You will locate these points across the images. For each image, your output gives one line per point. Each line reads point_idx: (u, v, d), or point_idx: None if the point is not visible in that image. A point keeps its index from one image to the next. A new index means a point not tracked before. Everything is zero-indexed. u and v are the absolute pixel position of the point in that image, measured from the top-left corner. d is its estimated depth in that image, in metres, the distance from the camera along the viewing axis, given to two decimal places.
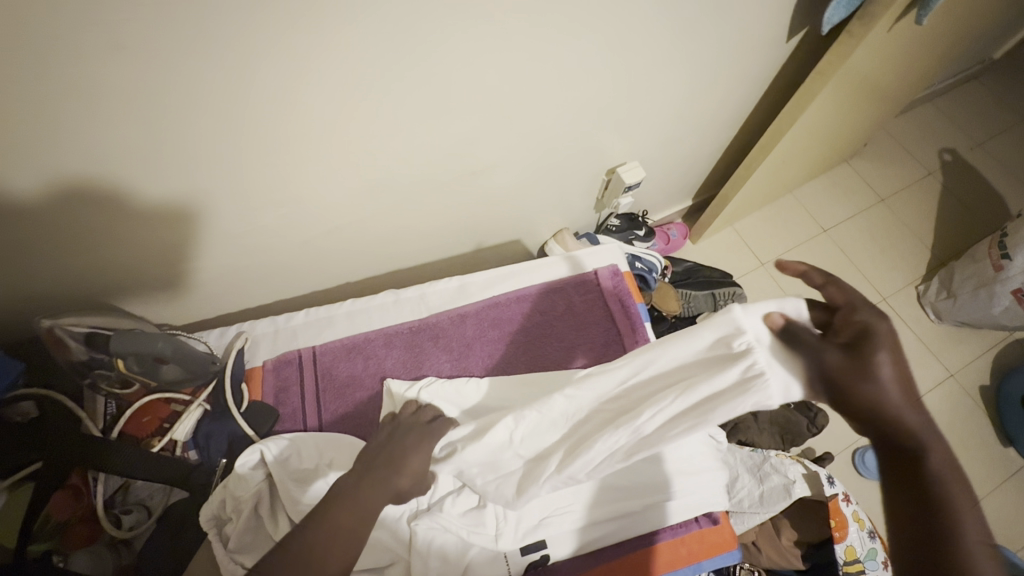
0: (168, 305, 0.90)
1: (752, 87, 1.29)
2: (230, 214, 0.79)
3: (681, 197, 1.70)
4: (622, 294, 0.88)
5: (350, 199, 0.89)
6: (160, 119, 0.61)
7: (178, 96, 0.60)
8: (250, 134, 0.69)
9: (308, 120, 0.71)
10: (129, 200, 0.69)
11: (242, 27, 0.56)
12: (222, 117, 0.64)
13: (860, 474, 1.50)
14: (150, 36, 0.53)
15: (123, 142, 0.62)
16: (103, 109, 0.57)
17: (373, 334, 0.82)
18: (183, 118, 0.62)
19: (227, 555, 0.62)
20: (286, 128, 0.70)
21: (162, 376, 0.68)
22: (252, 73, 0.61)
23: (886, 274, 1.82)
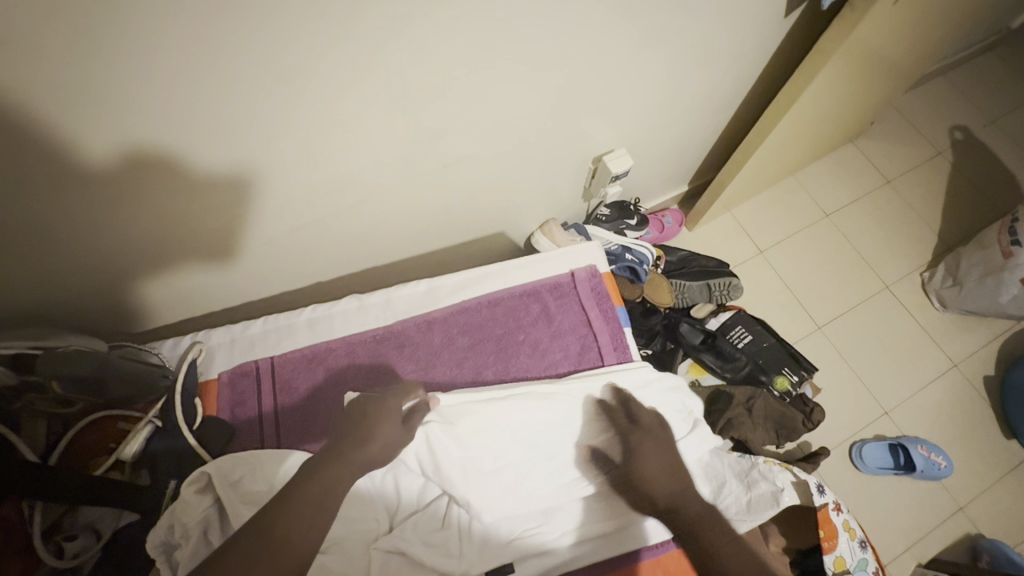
0: (127, 313, 0.86)
1: (748, 66, 1.21)
2: (187, 221, 0.74)
3: (676, 183, 1.63)
4: (599, 298, 0.83)
5: (313, 198, 0.84)
6: (112, 122, 0.57)
7: (109, 104, 0.55)
8: (193, 141, 0.64)
9: (255, 120, 0.65)
10: (95, 205, 0.65)
11: (162, 25, 0.51)
12: (164, 123, 0.60)
13: (857, 468, 1.46)
14: (64, 39, 0.48)
15: (75, 148, 0.58)
16: (53, 115, 0.54)
17: (334, 344, 0.78)
18: (124, 123, 0.58)
19: None
20: (230, 131, 0.65)
21: (107, 395, 0.64)
22: (184, 77, 0.56)
23: (890, 261, 1.75)
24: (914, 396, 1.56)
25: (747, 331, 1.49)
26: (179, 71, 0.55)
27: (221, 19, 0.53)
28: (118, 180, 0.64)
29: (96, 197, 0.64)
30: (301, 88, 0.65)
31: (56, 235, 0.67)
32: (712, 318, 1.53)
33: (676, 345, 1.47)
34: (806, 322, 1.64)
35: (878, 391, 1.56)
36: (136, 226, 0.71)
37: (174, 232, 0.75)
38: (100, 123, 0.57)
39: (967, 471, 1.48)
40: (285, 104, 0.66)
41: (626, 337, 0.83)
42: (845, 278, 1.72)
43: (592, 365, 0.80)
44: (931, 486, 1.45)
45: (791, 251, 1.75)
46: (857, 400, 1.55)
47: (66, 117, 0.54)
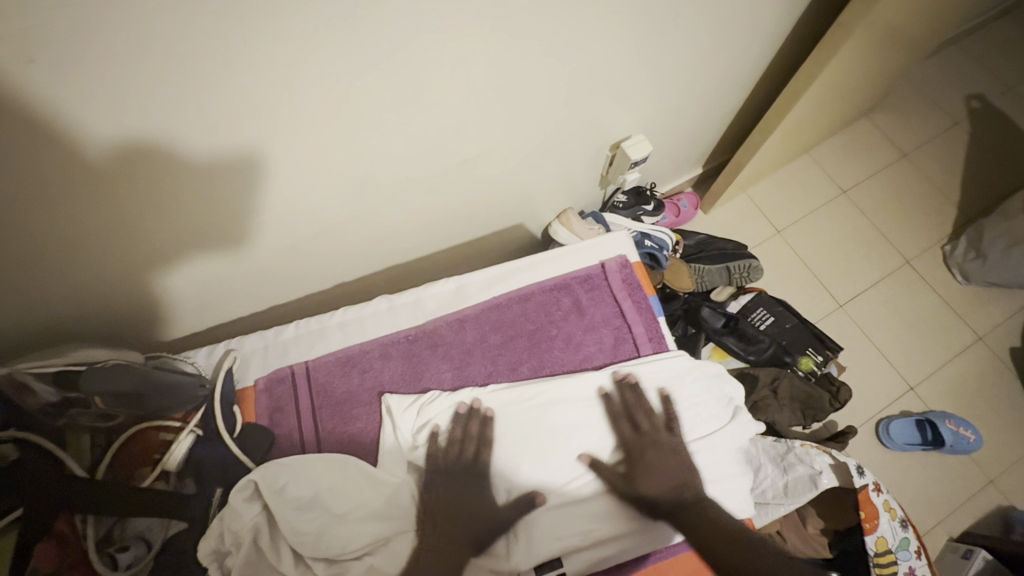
0: (157, 322, 0.86)
1: (766, 43, 1.18)
2: (210, 223, 0.74)
3: (690, 166, 1.61)
4: (631, 289, 0.82)
5: (336, 198, 0.83)
6: (138, 121, 0.57)
7: (133, 105, 0.55)
8: (216, 141, 0.63)
9: (278, 119, 0.65)
10: (120, 206, 0.65)
11: (183, 22, 0.50)
12: (186, 123, 0.59)
13: (883, 444, 1.45)
14: (89, 41, 0.48)
15: (101, 149, 0.57)
16: (81, 115, 0.53)
17: (368, 346, 0.77)
18: (149, 123, 0.57)
19: None
20: (252, 130, 0.65)
21: (146, 406, 0.64)
22: (206, 75, 0.56)
23: (910, 235, 1.73)
24: (939, 371, 1.55)
25: (769, 313, 1.48)
26: (201, 69, 0.55)
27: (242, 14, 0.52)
28: (143, 182, 0.63)
29: (120, 198, 0.64)
30: (324, 85, 0.64)
31: (82, 238, 0.66)
32: (732, 300, 1.52)
33: (698, 329, 1.44)
34: (827, 301, 1.63)
35: (902, 367, 1.55)
36: (160, 228, 0.71)
37: (196, 232, 0.75)
38: (125, 123, 0.56)
39: (996, 444, 1.47)
40: (305, 101, 0.65)
41: (660, 327, 0.81)
42: (864, 254, 1.70)
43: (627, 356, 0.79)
44: (960, 461, 1.44)
45: (808, 230, 1.73)
46: (881, 377, 1.54)
47: (91, 117, 0.54)
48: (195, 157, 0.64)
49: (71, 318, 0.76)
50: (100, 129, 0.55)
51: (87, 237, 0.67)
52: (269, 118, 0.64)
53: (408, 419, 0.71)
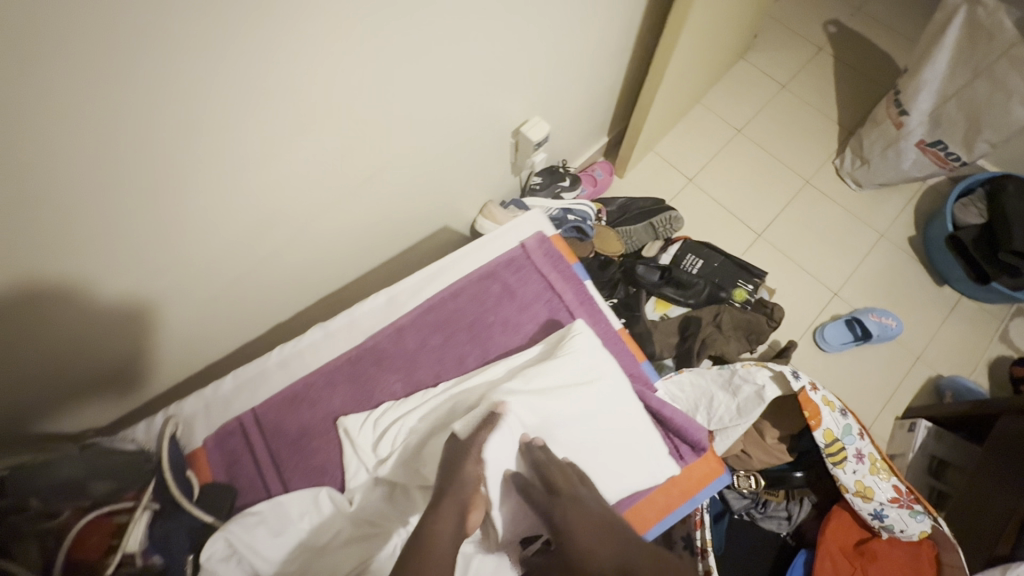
0: (90, 405, 0.83)
1: (632, 9, 1.25)
2: (115, 298, 0.71)
3: (596, 136, 1.67)
4: (553, 262, 0.84)
5: (44, 343, 0.69)
6: (29, 239, 0.57)
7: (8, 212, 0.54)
8: (112, 221, 0.62)
9: (170, 179, 0.64)
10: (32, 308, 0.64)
11: (25, 111, 0.48)
12: (62, 211, 0.57)
13: (823, 349, 1.58)
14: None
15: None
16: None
17: (312, 377, 0.76)
18: (21, 240, 0.56)
19: None
20: (146, 201, 0.64)
21: (95, 494, 0.62)
22: (68, 157, 0.53)
23: (804, 157, 1.87)
24: (855, 272, 1.70)
25: (697, 257, 1.57)
26: (65, 149, 0.53)
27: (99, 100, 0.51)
28: (48, 281, 0.62)
29: (21, 306, 0.62)
30: (207, 135, 0.63)
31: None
32: (663, 254, 1.59)
33: (638, 288, 1.49)
34: (747, 233, 1.74)
35: (824, 277, 1.69)
36: (69, 318, 0.69)
37: (108, 310, 0.72)
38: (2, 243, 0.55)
39: (917, 324, 1.63)
40: (69, 203, 0.57)
41: (606, 315, 0.83)
42: (770, 183, 1.83)
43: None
44: (889, 347, 1.59)
45: (716, 172, 1.84)
46: (807, 289, 1.67)
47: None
48: (76, 250, 0.62)
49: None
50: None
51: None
52: (14, 249, 0.56)
53: (367, 435, 0.71)
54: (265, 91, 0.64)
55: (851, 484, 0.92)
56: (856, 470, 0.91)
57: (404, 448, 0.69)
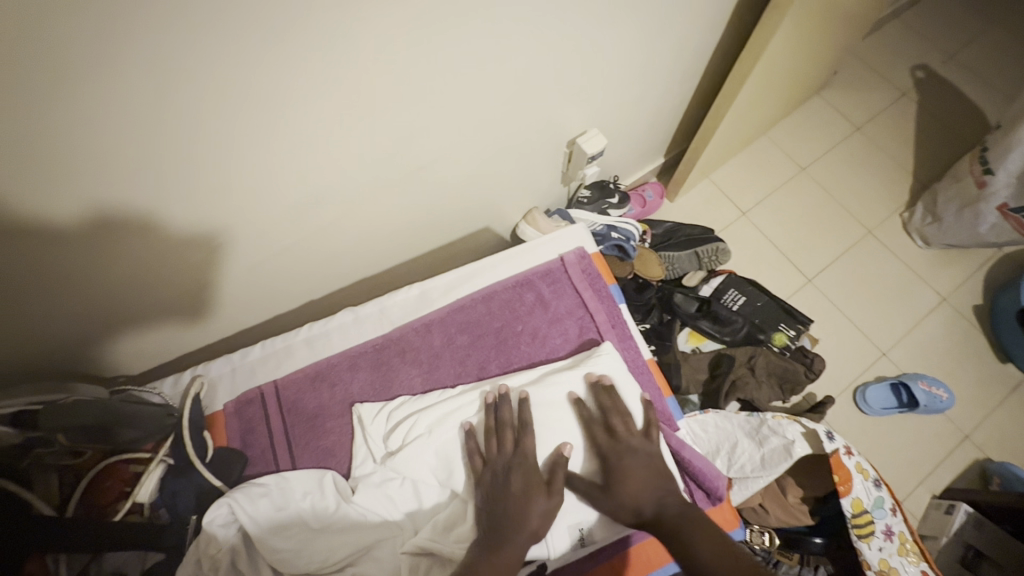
0: (126, 353, 0.86)
1: (709, 31, 1.21)
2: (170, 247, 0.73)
3: (652, 156, 1.64)
4: (591, 279, 0.82)
5: (99, 284, 0.72)
6: (101, 180, 0.60)
7: (85, 152, 0.56)
8: (178, 174, 0.65)
9: (236, 140, 0.65)
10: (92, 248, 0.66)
11: (112, 51, 0.50)
12: (135, 150, 0.59)
13: (861, 410, 1.49)
14: (29, 90, 0.48)
15: (47, 212, 0.59)
16: (20, 170, 0.54)
17: (336, 359, 0.76)
18: (93, 180, 0.59)
19: None
20: (211, 159, 0.66)
21: (115, 440, 0.64)
22: (147, 105, 0.56)
23: (870, 206, 1.78)
24: (909, 333, 1.59)
25: (740, 293, 1.50)
26: (145, 97, 0.55)
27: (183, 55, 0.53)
28: (110, 224, 0.65)
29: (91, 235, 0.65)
30: (277, 102, 0.64)
31: (51, 277, 0.66)
32: (704, 285, 1.54)
33: (673, 316, 1.46)
34: (796, 276, 1.67)
35: (874, 334, 1.59)
36: (124, 264, 0.71)
37: (169, 255, 0.74)
38: (78, 180, 0.58)
39: (970, 400, 1.51)
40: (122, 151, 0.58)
41: (636, 341, 0.80)
42: (828, 228, 1.74)
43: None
44: (936, 419, 1.48)
45: (772, 208, 1.77)
46: (854, 345, 1.58)
47: (40, 173, 0.55)
48: (144, 192, 0.64)
49: (38, 358, 0.75)
50: (44, 178, 0.56)
51: (54, 283, 0.67)
52: (80, 195, 0.60)
53: (379, 427, 0.71)
54: (336, 68, 0.65)
55: (873, 561, 0.84)
56: (882, 547, 0.85)
57: (420, 441, 0.68)
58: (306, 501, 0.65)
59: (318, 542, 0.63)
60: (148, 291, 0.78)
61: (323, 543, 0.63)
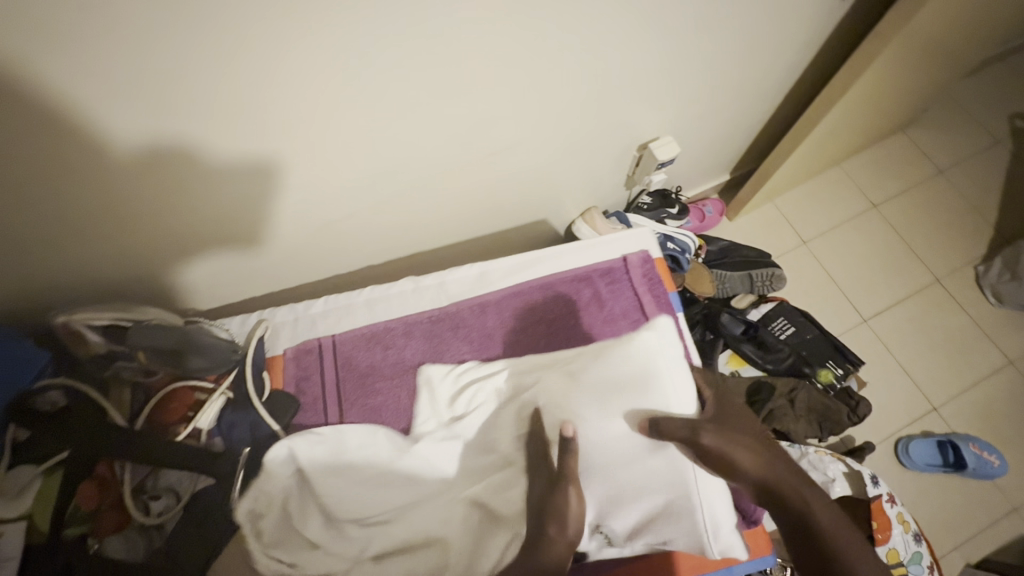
0: (197, 290, 0.91)
1: (802, 50, 1.18)
2: (234, 192, 0.75)
3: (718, 172, 1.60)
4: (652, 283, 0.82)
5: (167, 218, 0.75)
6: (168, 115, 0.61)
7: (195, 90, 0.59)
8: (274, 122, 0.68)
9: (331, 98, 0.68)
10: (162, 179, 0.68)
11: None
12: (205, 89, 0.60)
13: (902, 463, 1.42)
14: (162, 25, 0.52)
15: (120, 143, 0.62)
16: (102, 98, 0.56)
17: (393, 323, 0.79)
18: (169, 115, 0.61)
19: (263, 550, 0.62)
20: (306, 112, 0.69)
21: (184, 366, 0.68)
22: (227, 49, 0.57)
23: (941, 253, 1.69)
24: (965, 392, 1.51)
25: (791, 323, 1.46)
26: (261, 44, 0.58)
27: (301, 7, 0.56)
28: (197, 162, 0.68)
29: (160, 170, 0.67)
30: (375, 65, 0.67)
31: (117, 201, 0.68)
32: (753, 309, 1.50)
33: (718, 335, 1.41)
34: (851, 315, 1.60)
35: (927, 387, 1.51)
36: (210, 205, 0.75)
37: (231, 200, 0.76)
38: (161, 109, 0.60)
39: None
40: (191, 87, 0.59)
41: (688, 352, 0.79)
42: (892, 271, 1.66)
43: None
44: (983, 486, 1.40)
45: (835, 242, 1.70)
46: (904, 394, 1.50)
47: (122, 93, 0.56)
48: (209, 132, 0.65)
49: (107, 279, 0.80)
50: (129, 100, 0.57)
51: (120, 207, 0.69)
52: (148, 127, 0.61)
53: (446, 387, 0.74)
54: (433, 36, 0.67)
55: None
56: None
57: (483, 408, 0.71)
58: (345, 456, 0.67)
59: (347, 496, 0.65)
60: (223, 233, 0.82)
61: (352, 497, 0.65)
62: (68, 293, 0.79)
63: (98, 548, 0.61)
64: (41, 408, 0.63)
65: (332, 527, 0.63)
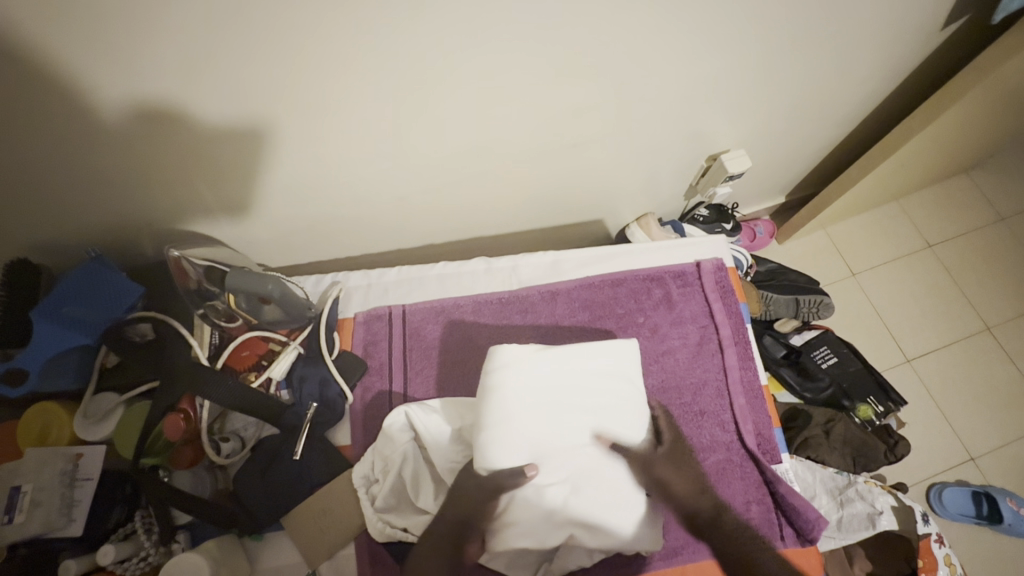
0: (271, 246, 0.93)
1: (887, 79, 1.16)
2: (256, 154, 0.74)
3: (776, 193, 1.59)
4: (724, 291, 0.82)
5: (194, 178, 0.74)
6: (172, 73, 0.59)
7: (321, 47, 0.61)
8: (384, 87, 0.70)
9: (442, 69, 0.70)
10: (163, 142, 0.67)
11: None
12: (219, 46, 0.58)
13: (933, 510, 1.39)
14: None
15: (122, 99, 0.60)
16: (100, 47, 0.54)
17: (463, 301, 0.80)
18: (170, 73, 0.59)
19: (375, 514, 0.65)
20: (415, 80, 0.70)
21: (264, 316, 0.70)
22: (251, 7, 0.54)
23: (994, 302, 1.64)
24: (1007, 446, 1.47)
25: (832, 353, 1.43)
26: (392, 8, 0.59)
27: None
28: (249, 123, 0.68)
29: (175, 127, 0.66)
30: (488, 41, 0.68)
31: (136, 159, 0.68)
32: (795, 334, 1.47)
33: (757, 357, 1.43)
34: (894, 353, 1.57)
35: (966, 435, 1.48)
36: (303, 163, 0.78)
37: (244, 162, 0.75)
38: (167, 68, 0.58)
39: None
40: (205, 44, 0.57)
41: (755, 364, 0.80)
42: (941, 313, 1.63)
43: (721, 406, 0.75)
44: (1017, 544, 1.36)
45: (885, 278, 1.67)
46: (942, 441, 1.47)
47: (114, 51, 0.55)
48: (225, 94, 0.63)
49: (154, 230, 0.81)
50: (135, 54, 0.56)
51: (138, 164, 0.69)
52: (152, 85, 0.60)
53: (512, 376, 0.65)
54: (545, 21, 0.68)
55: None
56: None
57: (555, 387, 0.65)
58: (402, 437, 0.67)
59: (409, 473, 0.66)
60: (301, 193, 0.84)
61: (411, 476, 0.66)
62: (146, 232, 0.81)
63: (169, 480, 0.63)
64: (132, 337, 0.67)
65: (397, 498, 0.66)
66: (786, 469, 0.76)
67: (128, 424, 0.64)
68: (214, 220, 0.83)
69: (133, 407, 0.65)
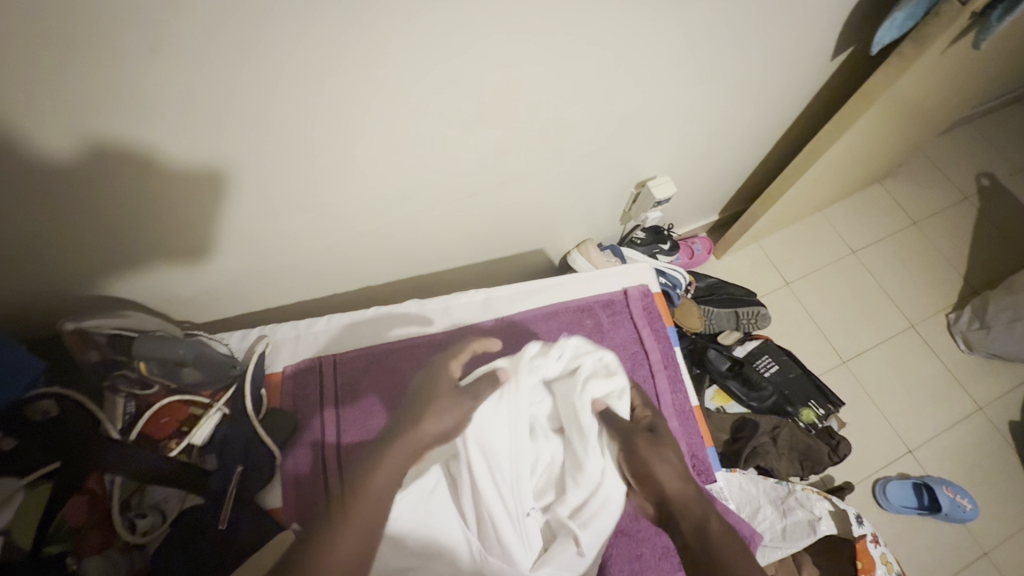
0: (195, 302, 0.90)
1: (793, 104, 1.25)
2: (199, 203, 0.72)
3: (708, 212, 1.66)
4: (651, 316, 0.86)
5: (132, 234, 0.72)
6: (99, 121, 0.57)
7: (231, 106, 0.61)
8: (298, 138, 0.69)
9: (357, 118, 0.70)
10: (88, 203, 0.65)
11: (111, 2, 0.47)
12: (144, 107, 0.57)
13: (880, 505, 1.44)
14: (214, 40, 0.54)
15: (49, 154, 0.58)
16: (25, 113, 0.53)
17: (395, 345, 0.80)
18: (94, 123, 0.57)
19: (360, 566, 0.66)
20: (331, 132, 0.71)
21: (182, 379, 0.67)
22: (161, 71, 0.54)
23: (914, 301, 1.76)
24: (939, 436, 1.55)
25: (774, 361, 1.49)
26: (297, 62, 0.60)
27: (345, 35, 0.59)
28: (192, 179, 0.68)
29: (105, 178, 0.63)
30: (401, 89, 0.69)
31: (29, 228, 0.65)
32: (739, 345, 1.52)
33: (703, 371, 1.46)
34: (832, 356, 1.65)
35: (902, 429, 1.56)
36: (223, 219, 0.76)
37: (184, 212, 0.72)
38: (102, 118, 0.57)
39: (996, 517, 1.44)
40: (137, 102, 0.56)
41: (686, 386, 0.83)
42: (870, 314, 1.73)
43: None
44: (958, 530, 1.43)
45: (816, 284, 1.77)
46: (881, 437, 1.54)
47: (33, 109, 0.53)
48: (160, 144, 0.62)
49: (61, 295, 0.76)
50: (31, 125, 0.54)
51: (37, 233, 0.66)
52: (76, 134, 0.57)
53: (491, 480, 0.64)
54: (457, 67, 0.70)
55: None
56: None
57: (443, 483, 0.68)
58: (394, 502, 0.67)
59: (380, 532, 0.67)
60: (223, 246, 0.82)
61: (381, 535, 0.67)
62: (53, 297, 0.76)
63: (76, 568, 0.58)
64: (32, 414, 0.61)
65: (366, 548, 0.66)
66: (721, 487, 0.79)
67: (30, 511, 0.58)
68: (128, 279, 0.79)
69: (34, 492, 0.59)
